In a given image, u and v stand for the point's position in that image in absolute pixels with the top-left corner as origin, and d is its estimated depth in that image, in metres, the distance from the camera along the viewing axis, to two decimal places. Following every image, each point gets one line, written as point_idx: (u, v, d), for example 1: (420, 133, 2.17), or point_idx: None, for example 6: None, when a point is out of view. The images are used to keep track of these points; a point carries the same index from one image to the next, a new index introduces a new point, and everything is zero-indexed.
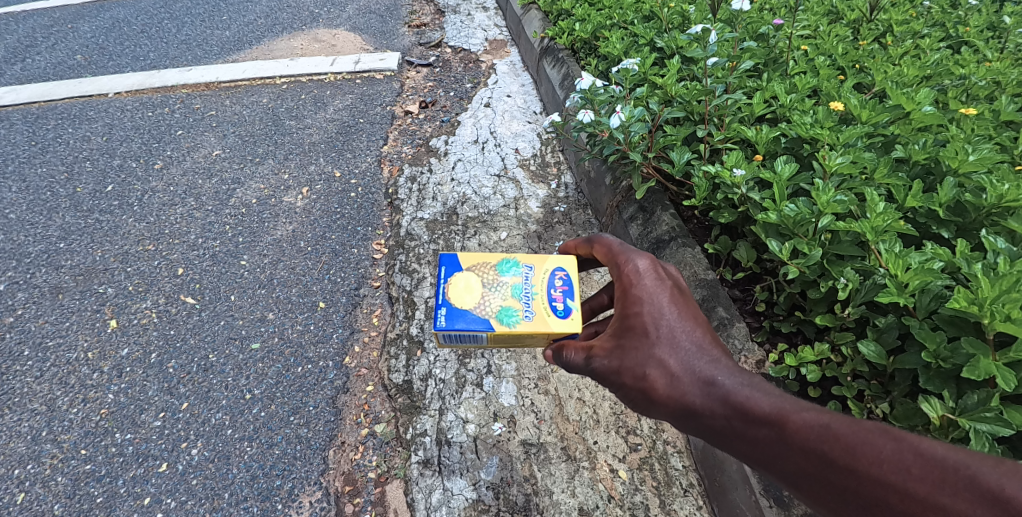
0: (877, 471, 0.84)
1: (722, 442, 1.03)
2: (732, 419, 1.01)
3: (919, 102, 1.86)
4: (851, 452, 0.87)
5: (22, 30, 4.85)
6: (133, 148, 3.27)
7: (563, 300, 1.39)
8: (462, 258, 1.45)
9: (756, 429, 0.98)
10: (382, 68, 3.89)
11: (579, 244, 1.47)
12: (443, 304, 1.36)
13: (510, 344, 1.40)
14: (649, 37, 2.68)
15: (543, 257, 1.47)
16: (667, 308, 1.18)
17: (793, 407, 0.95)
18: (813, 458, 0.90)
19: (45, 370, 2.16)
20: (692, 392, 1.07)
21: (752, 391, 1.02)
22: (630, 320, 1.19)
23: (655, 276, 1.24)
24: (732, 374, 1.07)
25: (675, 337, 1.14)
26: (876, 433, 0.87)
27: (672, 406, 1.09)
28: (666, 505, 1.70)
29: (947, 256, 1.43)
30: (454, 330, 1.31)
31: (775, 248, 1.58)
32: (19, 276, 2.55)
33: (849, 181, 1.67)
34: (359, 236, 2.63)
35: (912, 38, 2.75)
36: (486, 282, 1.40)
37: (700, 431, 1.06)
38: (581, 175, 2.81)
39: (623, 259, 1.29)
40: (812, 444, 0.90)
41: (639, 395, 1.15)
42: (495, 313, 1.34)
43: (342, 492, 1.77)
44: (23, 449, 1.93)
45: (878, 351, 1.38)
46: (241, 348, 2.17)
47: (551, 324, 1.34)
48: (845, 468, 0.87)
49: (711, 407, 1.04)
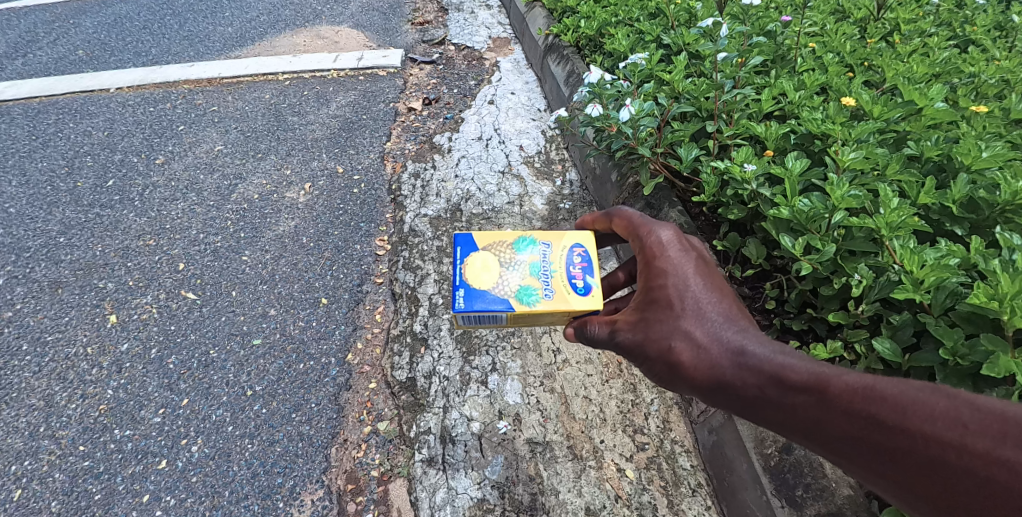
0: (931, 428, 0.81)
1: (757, 412, 1.01)
2: (766, 387, 0.99)
3: (932, 98, 1.83)
4: (902, 411, 0.84)
5: (23, 26, 4.82)
6: (135, 143, 3.24)
7: (582, 277, 1.37)
8: (478, 237, 1.43)
9: (794, 396, 0.95)
10: (386, 65, 3.86)
11: (597, 218, 1.46)
12: (461, 285, 1.34)
13: (529, 323, 1.39)
14: (655, 34, 2.66)
15: (561, 234, 1.45)
16: (692, 279, 1.17)
17: (834, 371, 0.93)
18: (859, 421, 0.87)
19: (43, 365, 2.14)
20: (723, 362, 1.05)
21: (787, 358, 1.00)
22: (654, 293, 1.17)
23: (679, 247, 1.23)
24: (763, 342, 1.05)
25: (702, 309, 1.12)
26: (925, 391, 0.84)
27: (701, 378, 1.07)
28: (674, 505, 1.67)
29: (964, 253, 1.40)
30: (473, 310, 1.30)
31: (788, 244, 1.55)
32: (18, 270, 2.53)
33: (862, 177, 1.65)
34: (361, 233, 2.61)
35: (920, 36, 2.71)
36: (504, 260, 1.38)
37: (731, 402, 1.04)
38: (586, 172, 2.78)
39: (645, 231, 1.28)
40: (858, 407, 0.88)
41: (665, 369, 1.13)
42: (515, 292, 1.33)
43: (344, 490, 1.75)
44: (20, 445, 1.90)
45: (893, 349, 1.36)
46: (242, 344, 2.14)
47: (571, 301, 1.32)
48: (895, 427, 0.84)
49: (743, 376, 1.02)
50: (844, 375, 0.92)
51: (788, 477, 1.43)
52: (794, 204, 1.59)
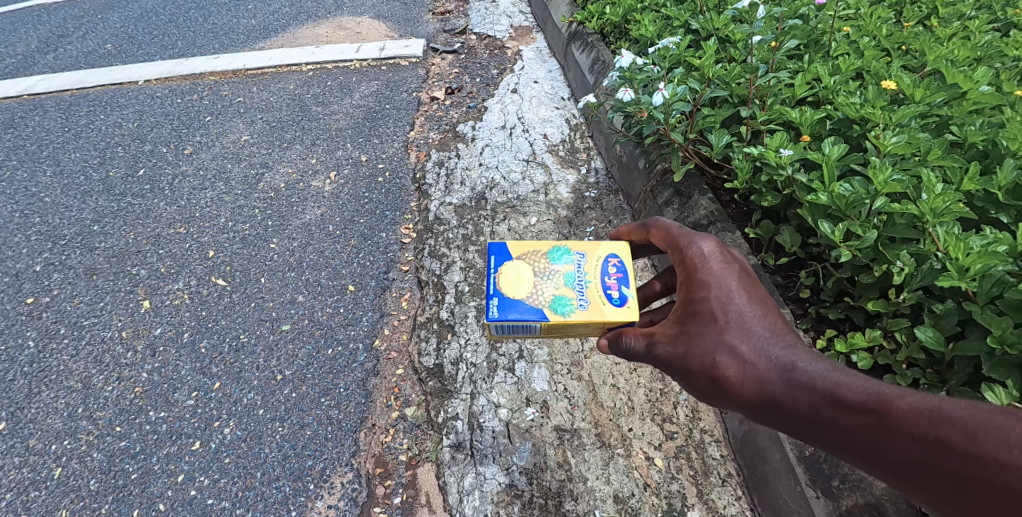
0: (1006, 456, 0.76)
1: (811, 433, 0.96)
2: (820, 406, 0.94)
3: (977, 81, 1.77)
4: (972, 436, 0.79)
5: (54, 21, 4.92)
6: (164, 134, 3.30)
7: (617, 288, 1.32)
8: (511, 246, 1.38)
9: (852, 416, 0.90)
10: (408, 55, 3.86)
11: (633, 230, 1.40)
12: (494, 294, 1.30)
13: (562, 334, 1.34)
14: (683, 19, 2.60)
15: (595, 243, 1.40)
16: (736, 292, 1.12)
17: (894, 391, 0.88)
18: (924, 443, 0.82)
19: (80, 348, 2.19)
20: (771, 378, 1.01)
21: (841, 375, 0.95)
22: (695, 306, 1.13)
23: (722, 259, 1.17)
24: (813, 358, 1.01)
25: (746, 322, 1.08)
26: (998, 414, 0.79)
27: (749, 395, 1.03)
28: (704, 494, 1.65)
29: (1011, 241, 1.34)
30: (506, 320, 1.26)
31: (827, 230, 1.51)
32: (55, 257, 2.60)
33: (903, 162, 1.59)
34: (387, 221, 2.62)
35: (959, 19, 2.57)
36: (538, 270, 1.33)
37: (782, 420, 0.99)
38: (611, 160, 2.76)
39: (685, 242, 1.22)
40: (924, 430, 0.83)
41: (709, 384, 1.09)
42: (549, 302, 1.28)
43: (373, 474, 1.77)
44: (60, 425, 1.96)
45: (936, 337, 1.33)
46: (272, 330, 2.18)
47: (606, 312, 1.27)
48: (967, 454, 0.79)
49: (795, 393, 0.98)
50: (906, 396, 0.87)
51: (824, 468, 1.41)
52: (833, 189, 1.54)
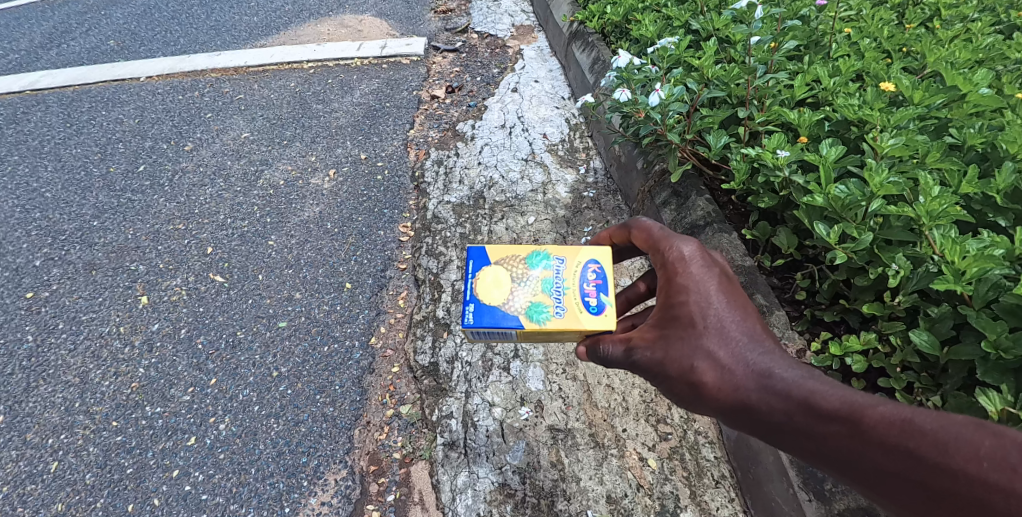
0: (975, 469, 0.75)
1: (785, 441, 0.95)
2: (794, 414, 0.94)
3: (976, 84, 1.75)
4: (942, 448, 0.78)
5: (57, 17, 4.93)
6: (165, 130, 3.31)
7: (595, 295, 1.30)
8: (490, 250, 1.38)
9: (825, 425, 0.89)
10: (409, 53, 3.86)
11: (616, 232, 1.40)
12: (471, 300, 1.30)
13: (541, 340, 1.34)
14: (683, 19, 2.59)
15: (576, 249, 1.39)
16: (716, 296, 1.11)
17: (868, 401, 0.87)
18: (894, 454, 0.82)
19: (78, 343, 2.20)
20: (747, 384, 1.01)
21: (816, 384, 0.95)
22: (675, 310, 1.13)
23: (702, 263, 1.17)
24: (790, 365, 1.00)
25: (724, 328, 1.08)
26: (968, 426, 0.78)
27: (725, 401, 1.03)
28: (697, 496, 1.65)
29: (1008, 244, 1.33)
30: (482, 327, 1.26)
31: (822, 232, 1.51)
32: (54, 253, 2.60)
33: (901, 164, 1.58)
34: (385, 219, 2.62)
35: (962, 21, 2.55)
36: (515, 276, 1.33)
37: (758, 427, 0.99)
38: (610, 159, 2.76)
39: (666, 245, 1.22)
40: (894, 440, 0.82)
41: (687, 389, 1.09)
42: (525, 310, 1.28)
43: (367, 471, 1.77)
44: (57, 419, 1.97)
45: (930, 341, 1.32)
46: (268, 326, 2.18)
47: (583, 320, 1.26)
48: (935, 466, 0.78)
49: (770, 401, 0.97)
50: (878, 405, 0.86)
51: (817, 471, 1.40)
52: (829, 191, 1.54)
